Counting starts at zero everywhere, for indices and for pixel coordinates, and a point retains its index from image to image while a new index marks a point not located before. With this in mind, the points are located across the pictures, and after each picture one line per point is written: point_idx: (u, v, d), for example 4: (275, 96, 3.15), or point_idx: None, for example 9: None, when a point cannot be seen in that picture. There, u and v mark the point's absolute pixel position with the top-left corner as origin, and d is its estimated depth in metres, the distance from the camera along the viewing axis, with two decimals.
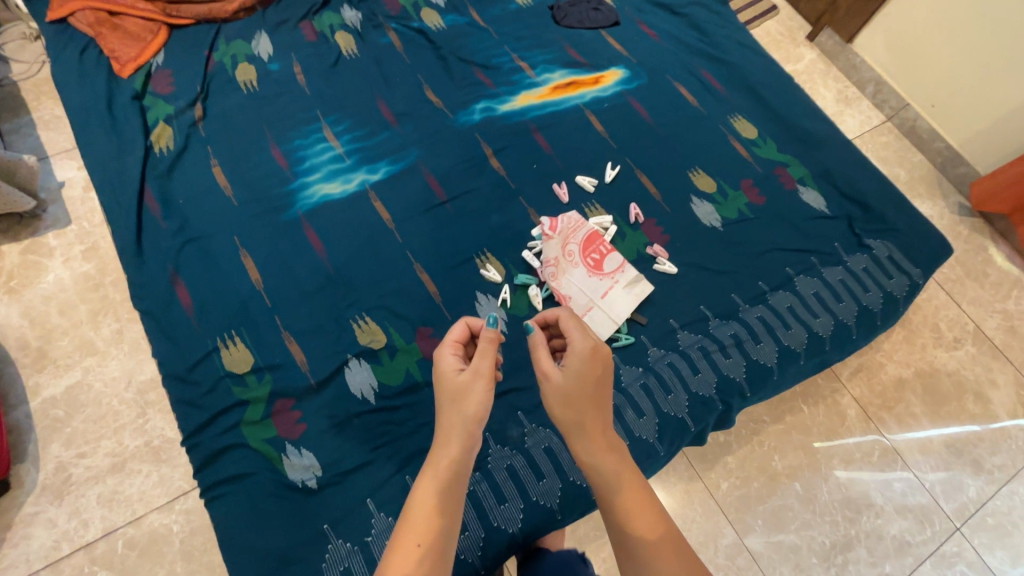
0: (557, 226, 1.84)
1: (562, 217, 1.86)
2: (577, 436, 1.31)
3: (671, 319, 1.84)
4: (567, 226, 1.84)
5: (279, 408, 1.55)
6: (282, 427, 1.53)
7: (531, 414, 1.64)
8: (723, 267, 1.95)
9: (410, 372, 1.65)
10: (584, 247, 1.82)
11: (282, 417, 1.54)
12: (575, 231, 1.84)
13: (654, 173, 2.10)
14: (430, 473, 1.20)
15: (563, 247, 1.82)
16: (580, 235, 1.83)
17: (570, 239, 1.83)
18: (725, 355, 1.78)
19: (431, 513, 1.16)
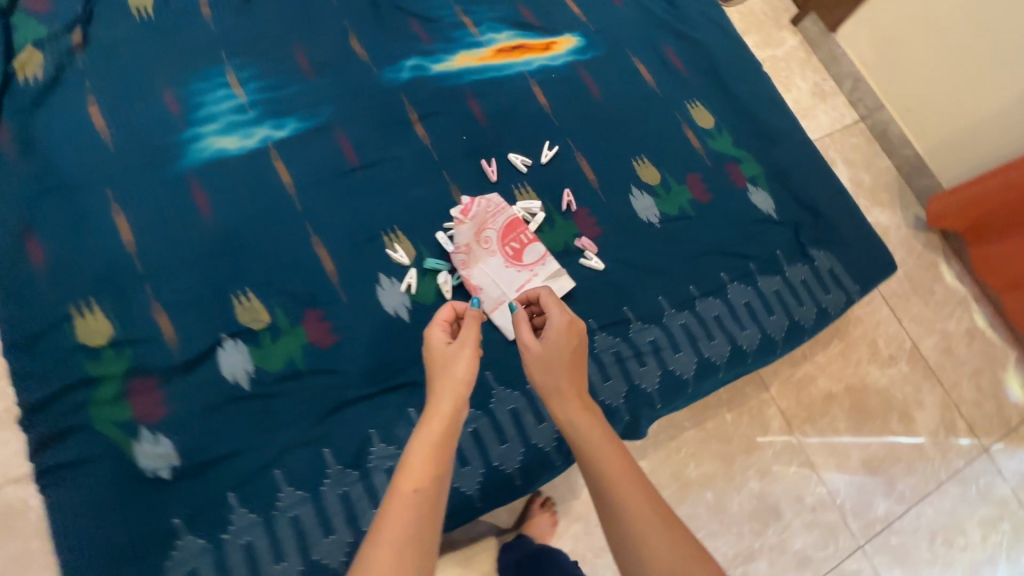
0: (474, 210, 1.68)
1: (480, 200, 1.70)
2: (558, 401, 1.20)
3: (591, 319, 1.70)
4: (486, 210, 1.70)
5: (136, 387, 1.39)
6: (138, 409, 1.37)
7: (422, 412, 1.53)
8: (655, 267, 1.82)
9: (293, 357, 1.51)
10: (503, 235, 1.68)
11: (138, 396, 1.38)
12: (494, 216, 1.69)
13: (596, 158, 1.93)
14: (427, 426, 1.07)
15: (480, 234, 1.67)
16: (499, 221, 1.69)
17: (488, 225, 1.68)
18: (640, 363, 1.67)
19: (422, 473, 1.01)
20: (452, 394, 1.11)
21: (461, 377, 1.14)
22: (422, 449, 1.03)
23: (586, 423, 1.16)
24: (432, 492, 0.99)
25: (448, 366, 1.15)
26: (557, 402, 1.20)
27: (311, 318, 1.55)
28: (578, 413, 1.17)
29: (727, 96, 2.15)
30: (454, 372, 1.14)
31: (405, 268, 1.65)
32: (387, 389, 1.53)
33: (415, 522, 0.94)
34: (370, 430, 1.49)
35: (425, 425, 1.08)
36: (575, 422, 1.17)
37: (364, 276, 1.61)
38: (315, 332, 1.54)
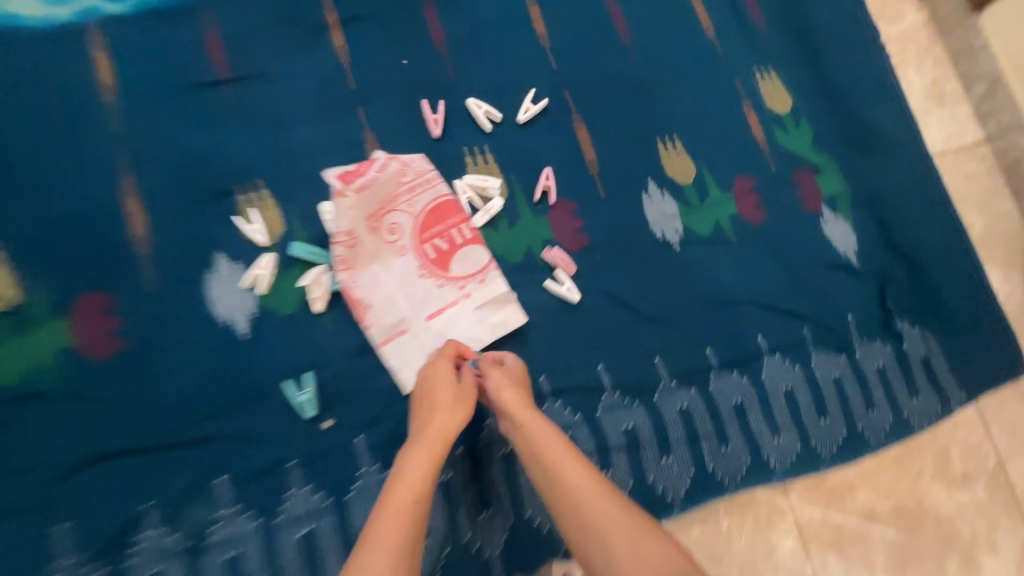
0: (370, 179, 1.10)
1: (385, 164, 1.11)
2: (530, 427, 0.91)
3: (541, 377, 1.12)
4: (394, 181, 1.12)
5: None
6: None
7: (239, 487, 0.96)
8: (655, 312, 1.20)
9: (44, 366, 0.95)
10: (420, 225, 1.12)
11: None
12: (408, 193, 1.12)
13: (603, 131, 1.28)
14: (408, 466, 0.84)
15: (380, 218, 1.10)
16: (416, 203, 1.12)
17: (396, 207, 1.11)
18: (602, 464, 1.07)
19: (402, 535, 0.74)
20: (452, 417, 0.92)
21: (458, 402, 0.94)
22: (407, 492, 0.80)
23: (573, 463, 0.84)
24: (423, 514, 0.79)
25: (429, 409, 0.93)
26: (531, 432, 0.90)
27: (89, 308, 0.98)
28: (560, 449, 0.86)
29: (821, 70, 1.43)
30: (439, 411, 0.92)
31: (264, 250, 1.06)
32: (189, 443, 0.97)
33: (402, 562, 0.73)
34: (142, 504, 0.93)
35: (422, 448, 0.87)
36: (552, 456, 0.86)
37: (196, 254, 1.03)
38: (90, 331, 0.97)
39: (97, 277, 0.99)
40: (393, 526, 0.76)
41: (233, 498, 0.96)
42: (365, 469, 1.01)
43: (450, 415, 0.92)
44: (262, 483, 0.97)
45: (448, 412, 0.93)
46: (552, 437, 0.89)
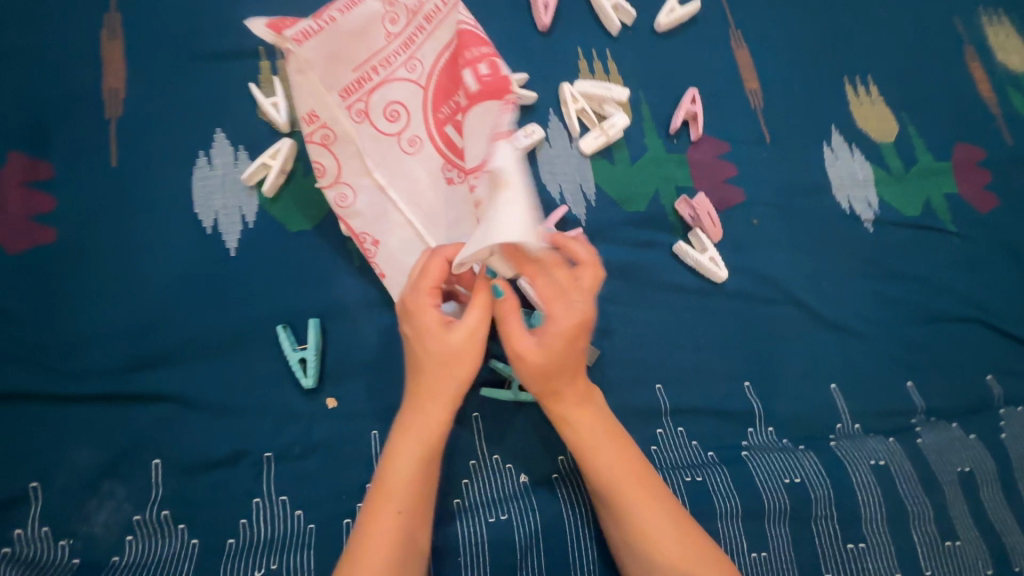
0: (323, 25, 0.61)
1: (352, 0, 0.62)
2: (592, 433, 0.60)
3: (659, 387, 0.74)
4: (376, 30, 0.64)
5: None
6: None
7: (180, 479, 0.62)
8: (830, 314, 0.80)
9: None
10: (433, 94, 0.66)
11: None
12: (404, 48, 0.66)
13: (773, 55, 0.91)
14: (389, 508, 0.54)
15: (366, 94, 0.65)
16: (421, 61, 0.66)
17: (388, 72, 0.66)
18: (751, 539, 0.65)
19: None
20: (440, 416, 0.57)
21: (454, 394, 0.57)
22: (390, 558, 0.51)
23: (651, 500, 0.57)
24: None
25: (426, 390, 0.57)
26: (589, 440, 0.60)
27: (18, 177, 0.67)
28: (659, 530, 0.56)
29: None
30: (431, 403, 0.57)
31: (282, 136, 0.72)
32: (116, 398, 0.63)
33: None
34: (29, 484, 0.59)
35: (407, 446, 0.56)
36: (621, 481, 0.58)
37: (185, 128, 0.71)
38: (10, 209, 0.66)
39: (40, 138, 0.68)
40: None
41: (168, 496, 0.61)
42: None
43: (438, 414, 0.57)
44: (215, 479, 0.62)
45: (436, 405, 0.57)
46: (620, 449, 0.60)
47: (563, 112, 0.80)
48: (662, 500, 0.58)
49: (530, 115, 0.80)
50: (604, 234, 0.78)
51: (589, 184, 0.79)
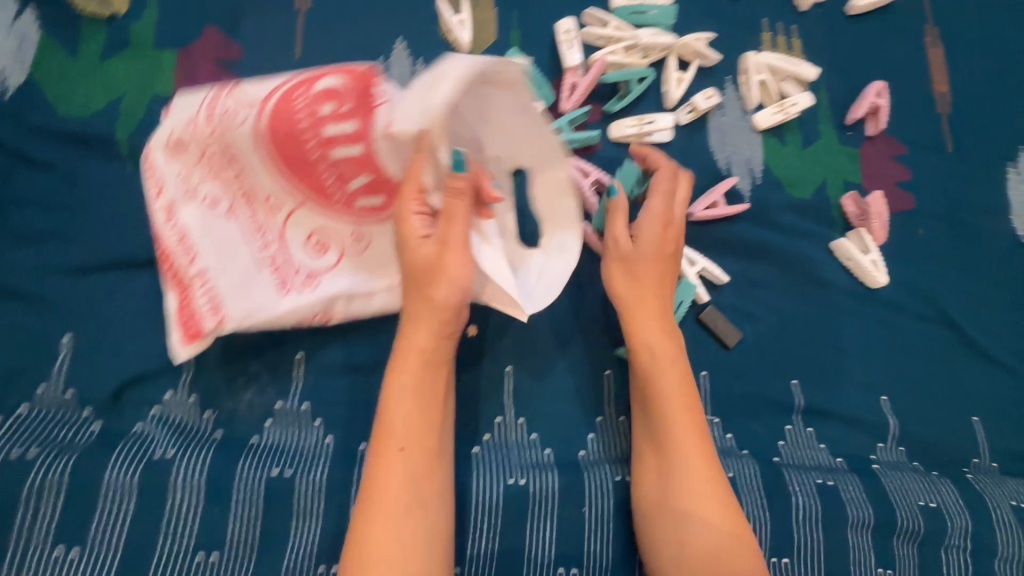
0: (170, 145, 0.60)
1: (178, 138, 0.60)
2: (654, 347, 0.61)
3: (796, 381, 0.71)
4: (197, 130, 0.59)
5: (228, 193, 0.61)
6: (192, 241, 0.59)
7: (319, 376, 0.63)
8: (987, 344, 0.75)
9: (121, 106, 0.64)
10: (266, 134, 0.58)
11: (202, 184, 0.61)
12: (206, 134, 0.59)
13: (972, 60, 0.83)
14: (397, 379, 0.56)
15: (287, 232, 0.62)
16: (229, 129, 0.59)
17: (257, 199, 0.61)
18: (880, 554, 0.62)
19: (395, 481, 0.52)
20: (435, 329, 0.57)
21: (451, 298, 0.56)
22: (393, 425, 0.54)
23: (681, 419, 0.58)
24: (427, 479, 0.53)
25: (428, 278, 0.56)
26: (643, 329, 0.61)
27: (208, 50, 0.66)
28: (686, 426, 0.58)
29: None
30: (435, 285, 0.56)
31: (459, 57, 0.71)
32: None
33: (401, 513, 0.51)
34: None
35: (420, 323, 0.57)
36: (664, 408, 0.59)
37: (368, 32, 0.70)
38: (198, 81, 0.66)
39: (232, 16, 0.68)
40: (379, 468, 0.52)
41: (308, 389, 0.62)
42: (504, 420, 0.65)
43: (427, 329, 0.57)
44: (354, 383, 0.63)
45: (429, 313, 0.57)
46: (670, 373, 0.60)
47: (742, 81, 0.76)
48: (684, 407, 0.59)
49: (708, 78, 0.76)
50: (763, 214, 0.74)
51: (757, 159, 0.75)
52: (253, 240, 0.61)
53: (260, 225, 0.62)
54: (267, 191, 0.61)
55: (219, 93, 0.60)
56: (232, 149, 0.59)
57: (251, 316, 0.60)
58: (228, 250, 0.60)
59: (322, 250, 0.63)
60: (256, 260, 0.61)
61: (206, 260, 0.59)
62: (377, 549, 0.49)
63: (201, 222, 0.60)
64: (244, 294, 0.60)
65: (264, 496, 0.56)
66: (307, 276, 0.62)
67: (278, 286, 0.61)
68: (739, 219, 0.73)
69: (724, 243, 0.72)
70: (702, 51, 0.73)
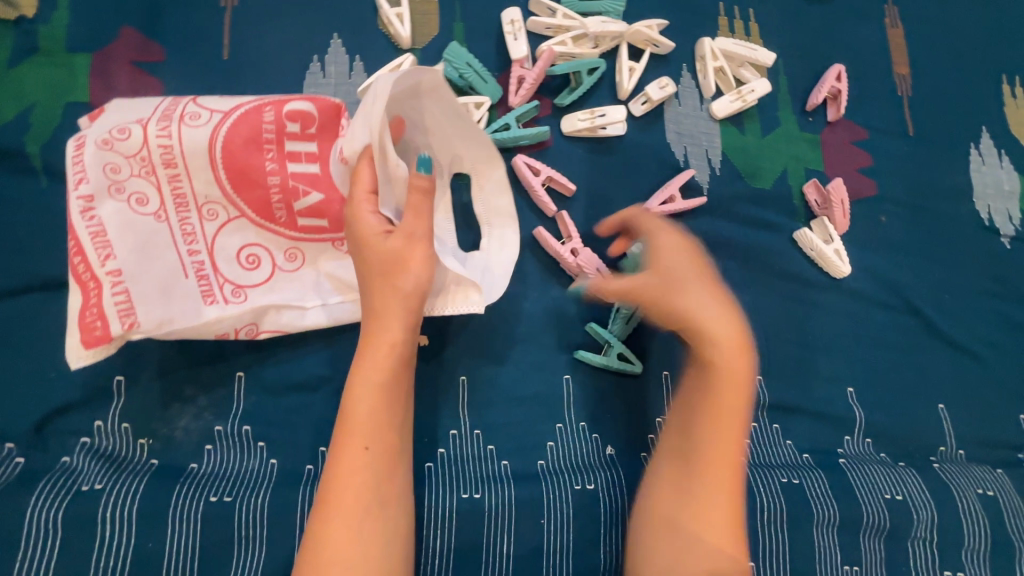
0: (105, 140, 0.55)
1: (117, 129, 0.55)
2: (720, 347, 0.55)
3: (760, 377, 0.69)
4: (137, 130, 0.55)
5: (157, 190, 0.57)
6: (110, 238, 0.54)
7: (261, 396, 0.59)
8: (952, 330, 0.74)
9: (32, 116, 0.59)
10: (218, 145, 0.57)
11: (131, 180, 0.56)
12: (147, 136, 0.56)
13: (931, 40, 0.81)
14: (368, 372, 0.51)
15: (221, 246, 0.59)
16: (173, 135, 0.56)
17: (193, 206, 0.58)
18: (847, 551, 0.61)
19: (359, 480, 0.49)
20: (405, 320, 0.53)
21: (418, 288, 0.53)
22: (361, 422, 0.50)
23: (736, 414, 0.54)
24: (387, 478, 0.50)
25: (394, 269, 0.52)
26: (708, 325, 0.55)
27: (126, 53, 0.62)
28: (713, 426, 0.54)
29: None
30: (403, 276, 0.53)
31: (400, 53, 0.67)
32: None
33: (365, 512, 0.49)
34: (115, 376, 0.58)
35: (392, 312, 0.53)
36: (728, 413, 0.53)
37: (300, 28, 0.66)
38: (117, 87, 0.61)
39: (151, 15, 0.63)
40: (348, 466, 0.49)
41: (250, 411, 0.59)
42: (460, 432, 0.62)
43: (399, 320, 0.53)
44: (298, 401, 0.60)
45: (398, 302, 0.53)
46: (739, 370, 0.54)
47: (698, 69, 0.73)
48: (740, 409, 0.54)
49: (662, 66, 0.73)
50: (723, 207, 0.72)
51: (716, 150, 0.73)
52: (184, 245, 0.58)
53: (190, 231, 0.58)
54: (204, 198, 0.58)
55: (178, 101, 0.58)
56: (175, 151, 0.56)
57: (167, 326, 0.56)
58: (153, 253, 0.56)
59: (254, 264, 0.60)
60: (182, 267, 0.58)
61: (127, 264, 0.55)
62: (337, 549, 0.47)
63: (124, 220, 0.55)
64: (162, 302, 0.56)
65: (200, 526, 0.53)
66: (235, 287, 0.59)
67: (204, 296, 0.58)
68: (698, 212, 0.71)
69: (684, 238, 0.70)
70: (655, 38, 0.70)
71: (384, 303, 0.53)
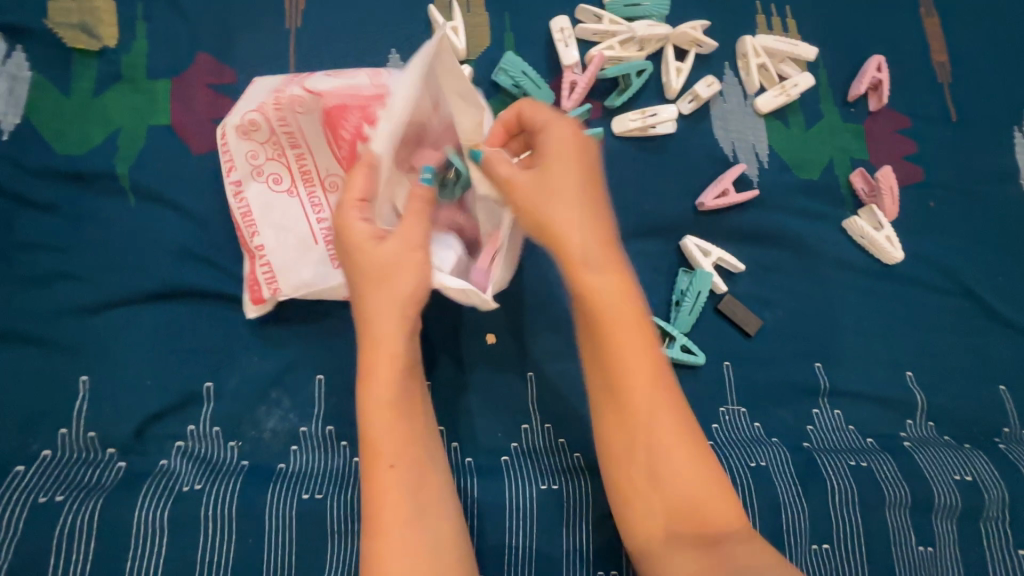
0: (239, 124, 0.61)
1: (244, 120, 0.61)
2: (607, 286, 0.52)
3: (819, 364, 0.70)
4: (262, 111, 0.61)
5: (287, 169, 0.63)
6: (254, 215, 0.62)
7: (341, 398, 0.62)
8: (1008, 311, 0.74)
9: (119, 140, 0.63)
10: (329, 120, 0.61)
11: (267, 163, 0.63)
12: (274, 109, 0.61)
13: (968, 27, 0.82)
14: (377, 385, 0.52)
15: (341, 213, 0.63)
16: (292, 113, 0.61)
17: (319, 179, 0.63)
18: (920, 533, 0.61)
19: (397, 492, 0.50)
20: (403, 330, 0.53)
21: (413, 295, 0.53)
22: (382, 436, 0.51)
23: (644, 389, 0.51)
24: (421, 484, 0.51)
25: (387, 273, 0.53)
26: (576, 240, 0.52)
27: (201, 76, 0.66)
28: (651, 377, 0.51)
29: None
30: (398, 281, 0.53)
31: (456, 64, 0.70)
32: (284, 312, 0.63)
33: (412, 517, 0.50)
34: (204, 383, 0.60)
35: (386, 327, 0.53)
36: (632, 389, 0.51)
37: (361, 46, 0.69)
38: (195, 109, 0.65)
39: (223, 40, 0.67)
40: (378, 478, 0.50)
41: (331, 412, 0.61)
42: (531, 427, 0.64)
43: (397, 331, 0.53)
44: None
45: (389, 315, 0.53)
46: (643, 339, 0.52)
47: (741, 66, 0.75)
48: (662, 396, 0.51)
49: (706, 66, 0.75)
50: (773, 199, 0.73)
51: (762, 144, 0.75)
52: (313, 214, 0.63)
53: (318, 203, 0.63)
54: (327, 172, 0.63)
55: (290, 83, 0.62)
56: (299, 134, 0.62)
57: (304, 288, 0.61)
58: (288, 225, 0.63)
59: None
60: (314, 234, 0.63)
61: (268, 235, 0.62)
62: (393, 558, 0.48)
63: (265, 199, 0.62)
64: (299, 267, 0.62)
65: (295, 523, 0.55)
66: None
67: (331, 259, 0.62)
68: (749, 205, 0.72)
69: (737, 230, 0.72)
70: (699, 39, 0.72)
71: (377, 313, 0.53)
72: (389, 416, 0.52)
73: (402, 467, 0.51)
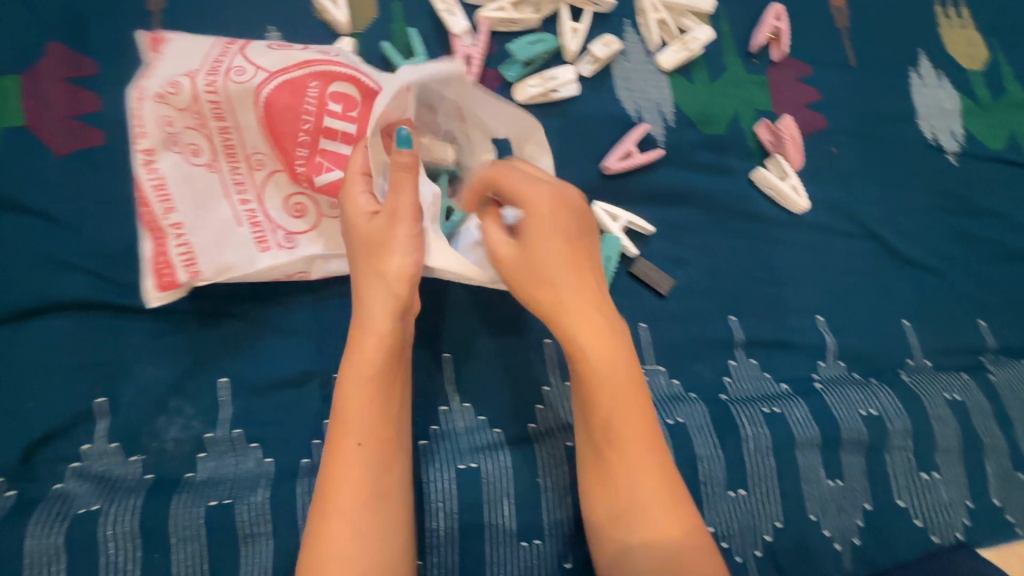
0: (168, 88, 0.56)
1: (172, 80, 0.56)
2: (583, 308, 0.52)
3: (734, 318, 0.71)
4: (188, 79, 0.56)
5: (209, 142, 0.58)
6: (170, 191, 0.57)
7: (247, 398, 0.60)
8: (908, 249, 0.77)
9: None
10: (265, 101, 0.58)
11: (184, 132, 0.57)
12: (207, 83, 0.56)
13: None
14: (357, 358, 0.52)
15: (268, 196, 0.61)
16: (224, 88, 0.57)
17: (247, 157, 0.60)
18: (829, 468, 0.64)
19: (357, 469, 0.49)
20: (391, 307, 0.53)
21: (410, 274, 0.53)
22: (358, 410, 0.50)
23: (629, 432, 0.50)
24: (387, 464, 0.50)
25: (388, 254, 0.52)
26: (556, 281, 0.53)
27: (54, 68, 0.60)
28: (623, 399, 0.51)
29: None
30: (396, 262, 0.52)
31: (340, 37, 0.66)
32: (177, 315, 0.60)
33: (367, 496, 0.49)
34: (95, 399, 0.57)
35: (376, 301, 0.52)
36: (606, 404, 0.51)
37: (234, 24, 0.64)
38: (51, 105, 0.59)
39: (76, 26, 0.61)
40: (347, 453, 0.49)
41: (238, 415, 0.59)
42: (450, 408, 0.63)
43: (384, 309, 0.52)
44: (286, 398, 0.60)
45: (381, 293, 0.53)
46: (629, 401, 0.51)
47: (640, 22, 0.74)
48: (639, 411, 0.51)
49: (605, 24, 0.73)
50: (680, 157, 0.73)
51: (667, 102, 0.74)
52: (235, 195, 0.60)
53: (240, 181, 0.60)
54: (253, 148, 0.60)
55: (228, 52, 0.58)
56: (226, 106, 0.57)
57: (223, 272, 0.59)
58: (207, 205, 0.59)
59: (300, 213, 0.62)
60: (236, 215, 0.60)
61: (186, 214, 0.58)
62: (336, 539, 0.47)
63: (181, 172, 0.58)
64: (220, 250, 0.59)
65: (203, 531, 0.53)
66: (286, 233, 0.61)
67: (256, 242, 0.60)
68: (656, 164, 0.72)
69: (646, 191, 0.71)
70: None
71: (371, 295, 0.53)
72: (363, 390, 0.51)
73: (372, 444, 0.50)
